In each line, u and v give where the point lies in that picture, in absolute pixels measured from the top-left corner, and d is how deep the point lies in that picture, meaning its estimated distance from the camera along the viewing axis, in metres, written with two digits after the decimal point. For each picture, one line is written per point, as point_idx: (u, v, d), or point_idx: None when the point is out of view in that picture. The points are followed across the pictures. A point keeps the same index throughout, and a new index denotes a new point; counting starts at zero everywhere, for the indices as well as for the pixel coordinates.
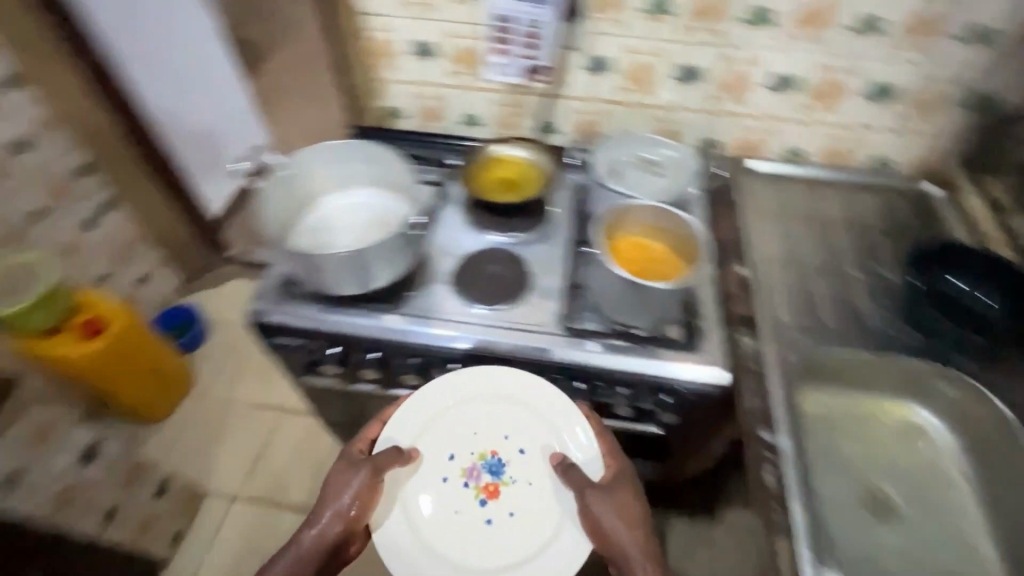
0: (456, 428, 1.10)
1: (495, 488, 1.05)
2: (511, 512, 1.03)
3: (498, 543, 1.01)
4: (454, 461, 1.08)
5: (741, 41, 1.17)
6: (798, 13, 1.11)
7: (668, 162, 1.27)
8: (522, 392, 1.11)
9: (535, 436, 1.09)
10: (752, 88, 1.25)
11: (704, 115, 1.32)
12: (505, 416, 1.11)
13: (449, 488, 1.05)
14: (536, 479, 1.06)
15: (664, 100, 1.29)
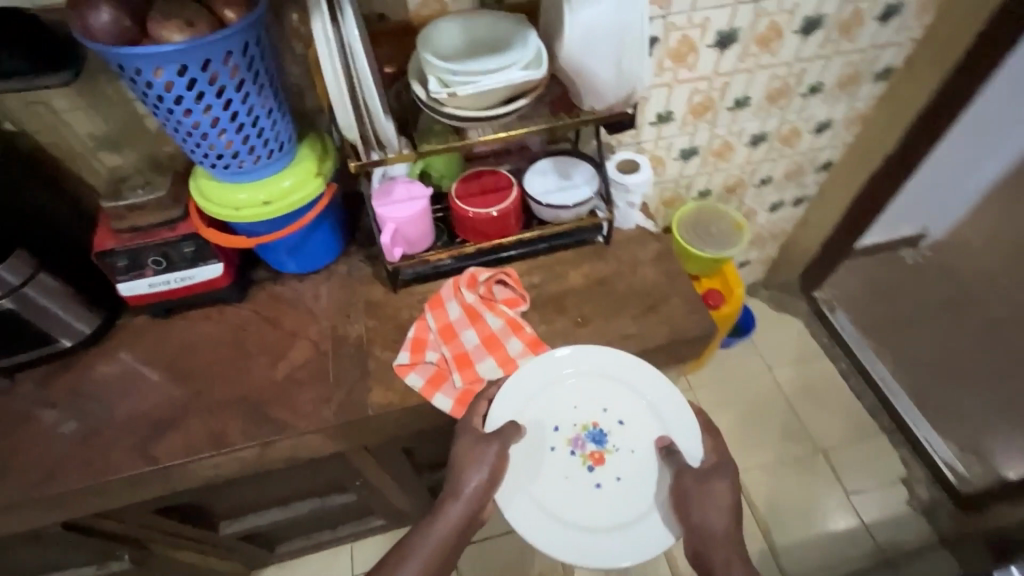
0: (569, 414, 0.83)
1: (602, 456, 0.82)
2: (619, 477, 0.81)
3: (608, 509, 0.79)
4: (560, 433, 0.83)
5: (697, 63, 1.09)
6: None
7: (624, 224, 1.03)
8: (614, 367, 0.85)
9: (640, 423, 0.83)
10: (774, 56, 1.14)
11: (718, 166, 1.39)
12: (608, 393, 0.85)
13: (558, 462, 0.81)
14: (639, 449, 0.82)
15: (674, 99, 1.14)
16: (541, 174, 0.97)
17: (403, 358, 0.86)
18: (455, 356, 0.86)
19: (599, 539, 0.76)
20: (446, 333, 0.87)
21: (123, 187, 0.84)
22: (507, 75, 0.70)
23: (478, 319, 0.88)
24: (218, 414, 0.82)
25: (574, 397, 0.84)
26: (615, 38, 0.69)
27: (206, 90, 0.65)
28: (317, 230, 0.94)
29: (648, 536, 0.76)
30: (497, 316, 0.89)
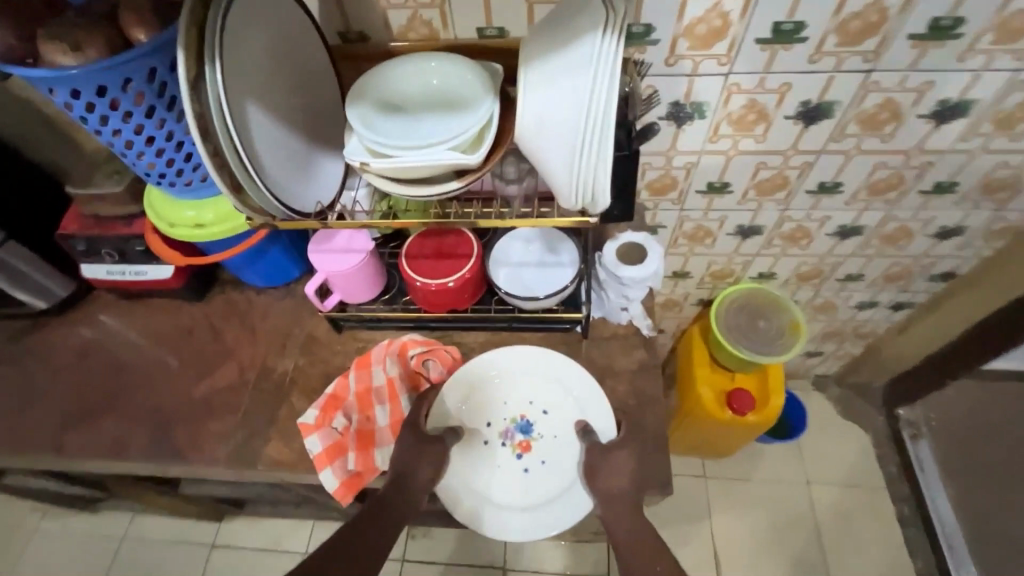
0: (499, 411, 0.79)
1: (530, 444, 0.77)
2: (545, 461, 0.76)
3: (530, 495, 0.73)
4: (492, 427, 0.78)
5: (771, 134, 0.85)
6: (738, 42, 0.71)
7: (613, 316, 0.85)
8: (548, 361, 0.80)
9: (567, 400, 0.78)
10: (885, 144, 0.85)
11: (787, 251, 1.12)
12: (539, 383, 0.80)
13: (488, 453, 0.76)
14: (566, 431, 0.77)
15: (728, 168, 0.91)
16: (522, 247, 0.83)
17: (309, 419, 0.77)
18: (360, 432, 0.78)
19: (524, 519, 0.72)
20: (362, 402, 0.79)
21: (93, 174, 0.83)
22: (432, 152, 0.56)
23: (399, 399, 0.79)
24: (132, 421, 0.83)
25: (512, 392, 0.79)
26: (572, 127, 0.50)
27: (108, 115, 0.59)
28: (271, 247, 0.89)
29: (569, 510, 0.72)
30: (415, 397, 0.81)
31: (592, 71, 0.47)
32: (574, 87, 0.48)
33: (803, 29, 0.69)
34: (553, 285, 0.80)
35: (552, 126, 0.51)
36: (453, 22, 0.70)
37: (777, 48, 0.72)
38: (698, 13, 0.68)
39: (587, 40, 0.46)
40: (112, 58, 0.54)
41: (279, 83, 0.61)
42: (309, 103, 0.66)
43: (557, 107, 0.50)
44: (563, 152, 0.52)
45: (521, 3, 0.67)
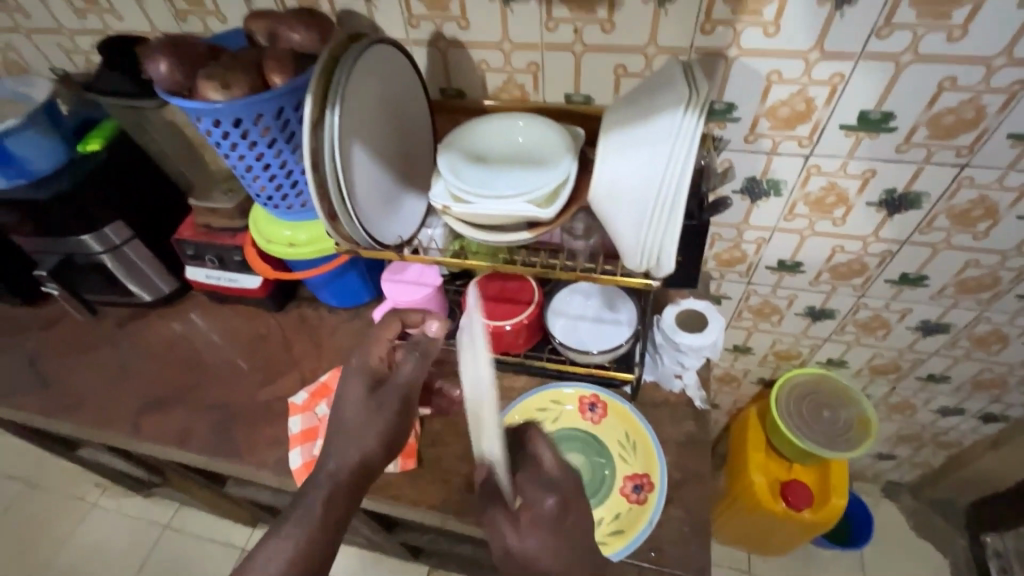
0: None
1: None
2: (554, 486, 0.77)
3: None
4: None
5: (851, 218, 0.83)
6: (821, 126, 0.72)
7: (665, 382, 0.84)
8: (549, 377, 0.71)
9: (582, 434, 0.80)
10: (982, 241, 0.80)
11: (862, 339, 1.06)
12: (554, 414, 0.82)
13: None
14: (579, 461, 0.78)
15: (804, 246, 0.90)
16: (580, 301, 0.85)
17: (315, 450, 0.82)
18: None
19: None
20: None
21: (210, 189, 0.95)
22: (508, 202, 0.60)
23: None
24: (199, 414, 0.89)
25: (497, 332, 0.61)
26: (642, 195, 0.52)
27: (239, 142, 0.68)
28: (350, 273, 0.95)
29: None
30: None
31: (666, 148, 0.49)
32: (646, 159, 0.51)
33: (891, 120, 0.69)
34: (606, 342, 0.80)
35: (622, 192, 0.53)
36: (544, 85, 0.76)
37: (863, 135, 0.71)
38: (783, 96, 0.69)
39: (665, 120, 0.49)
40: (252, 97, 0.63)
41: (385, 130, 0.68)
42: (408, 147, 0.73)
43: (628, 175, 0.52)
44: (630, 218, 0.54)
45: (610, 73, 0.72)
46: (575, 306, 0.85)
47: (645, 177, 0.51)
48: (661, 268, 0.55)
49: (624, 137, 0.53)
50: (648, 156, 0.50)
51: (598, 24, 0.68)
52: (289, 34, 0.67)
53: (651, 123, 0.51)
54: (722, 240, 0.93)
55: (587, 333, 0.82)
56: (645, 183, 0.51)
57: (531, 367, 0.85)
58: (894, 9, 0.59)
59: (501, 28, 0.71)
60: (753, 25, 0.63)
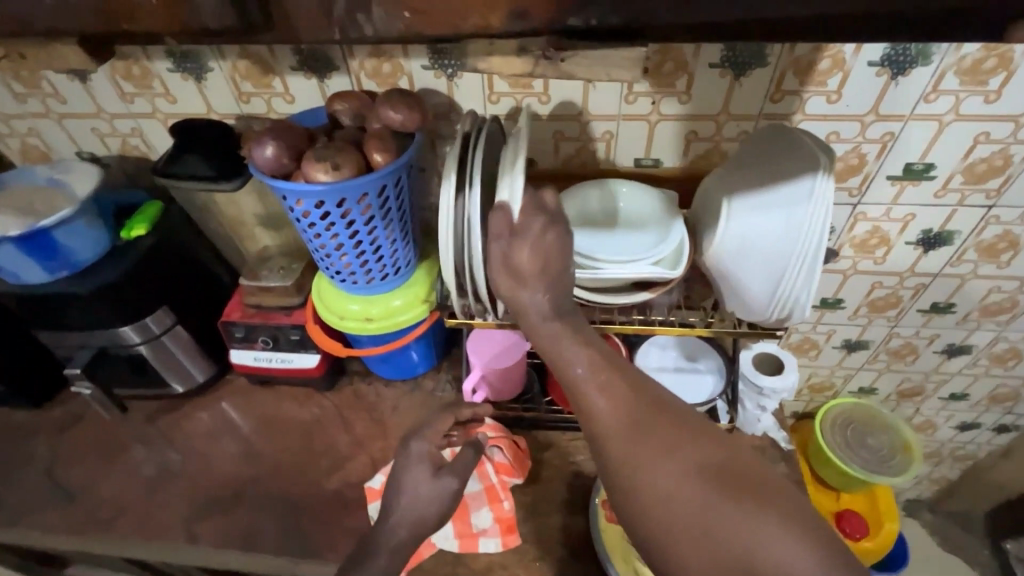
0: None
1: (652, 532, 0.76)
2: None
3: None
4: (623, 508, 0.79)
5: (891, 256, 0.90)
6: (870, 178, 0.79)
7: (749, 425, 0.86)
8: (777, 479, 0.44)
9: None
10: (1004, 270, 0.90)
11: (892, 366, 1.13)
12: None
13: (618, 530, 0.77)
14: None
15: (846, 284, 0.97)
16: (659, 354, 0.86)
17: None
18: None
19: None
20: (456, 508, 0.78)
21: (261, 267, 0.90)
22: (633, 266, 0.62)
23: (496, 501, 0.78)
24: (263, 511, 0.82)
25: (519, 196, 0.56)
26: (783, 251, 0.55)
27: (337, 221, 0.67)
28: (413, 344, 0.92)
29: None
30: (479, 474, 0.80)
31: (808, 209, 0.53)
32: (787, 218, 0.54)
33: (932, 170, 0.77)
34: (695, 395, 0.81)
35: (760, 249, 0.56)
36: (616, 151, 0.80)
37: (907, 183, 0.79)
38: (840, 153, 0.76)
39: (803, 182, 0.53)
40: (361, 176, 0.63)
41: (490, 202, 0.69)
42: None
43: (767, 233, 0.55)
44: (768, 274, 0.57)
45: (682, 138, 0.77)
46: (655, 360, 0.86)
47: (786, 235, 0.54)
48: (796, 317, 0.59)
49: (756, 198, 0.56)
50: (789, 216, 0.54)
51: (676, 95, 0.73)
52: (389, 112, 0.67)
53: (786, 185, 0.54)
54: None
55: (673, 386, 0.83)
56: (787, 241, 0.54)
57: None
58: (940, 79, 0.68)
59: (581, 101, 0.75)
60: (818, 93, 0.71)
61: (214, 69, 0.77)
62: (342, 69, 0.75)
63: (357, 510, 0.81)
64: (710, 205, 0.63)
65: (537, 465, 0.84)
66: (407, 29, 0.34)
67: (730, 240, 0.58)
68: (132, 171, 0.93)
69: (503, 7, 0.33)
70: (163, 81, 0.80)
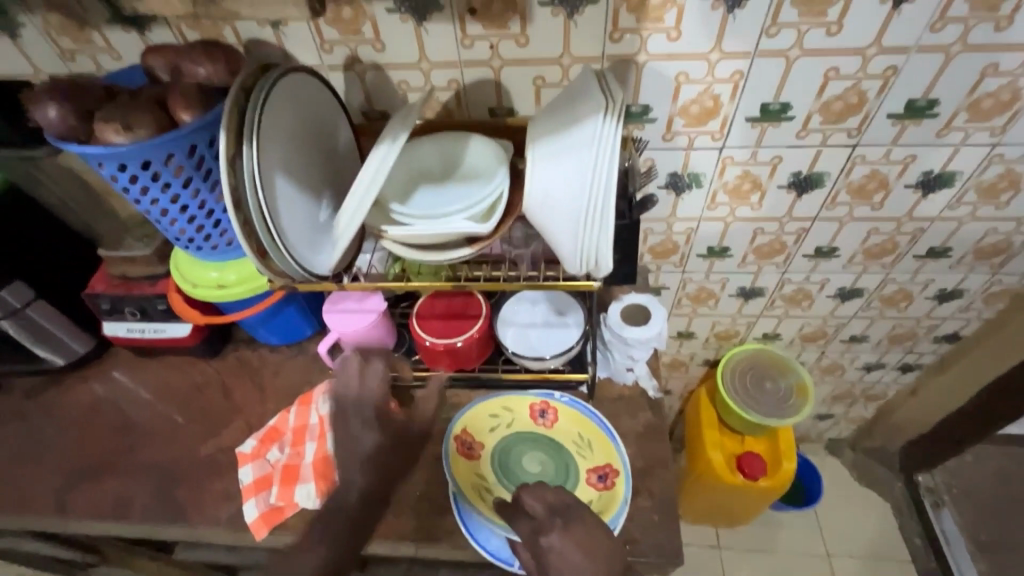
0: (505, 467, 0.80)
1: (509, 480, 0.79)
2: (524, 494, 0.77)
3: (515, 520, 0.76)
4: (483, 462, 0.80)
5: (768, 201, 0.89)
6: (729, 120, 0.77)
7: (619, 376, 0.86)
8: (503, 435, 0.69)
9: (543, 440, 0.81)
10: (880, 211, 0.89)
11: (789, 313, 1.14)
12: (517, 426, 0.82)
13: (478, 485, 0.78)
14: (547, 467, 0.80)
15: (731, 230, 0.95)
16: (529, 310, 0.86)
17: (270, 498, 0.78)
18: (287, 467, 0.81)
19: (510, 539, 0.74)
20: (323, 469, 0.79)
21: (122, 237, 0.88)
22: (448, 220, 0.60)
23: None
24: (137, 480, 0.83)
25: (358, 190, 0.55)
26: (578, 201, 0.53)
27: (149, 185, 0.64)
28: (288, 308, 0.90)
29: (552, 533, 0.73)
30: None
31: (595, 154, 0.51)
32: (577, 164, 0.52)
33: (790, 110, 0.75)
34: (558, 348, 0.82)
35: (558, 199, 0.55)
36: (468, 100, 0.77)
37: (766, 124, 0.77)
38: (692, 95, 0.73)
39: (589, 127, 0.51)
40: (158, 135, 0.60)
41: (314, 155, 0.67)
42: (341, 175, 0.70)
43: (562, 181, 0.54)
44: (570, 225, 0.55)
45: (530, 84, 0.74)
46: (524, 314, 0.86)
47: (579, 183, 0.53)
48: (605, 269, 0.58)
49: (552, 145, 0.54)
50: (580, 163, 0.52)
51: (513, 38, 0.69)
52: (193, 68, 0.65)
53: (577, 130, 0.52)
54: (658, 236, 0.97)
55: (540, 340, 0.83)
56: (580, 189, 0.53)
57: (486, 381, 0.85)
58: (778, 10, 0.64)
59: (418, 48, 0.71)
60: (657, 31, 0.67)
61: (26, 24, 0.72)
62: (160, 20, 0.70)
63: (228, 475, 0.82)
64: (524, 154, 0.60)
65: None
66: None
67: (531, 191, 0.56)
68: None
69: None
70: None
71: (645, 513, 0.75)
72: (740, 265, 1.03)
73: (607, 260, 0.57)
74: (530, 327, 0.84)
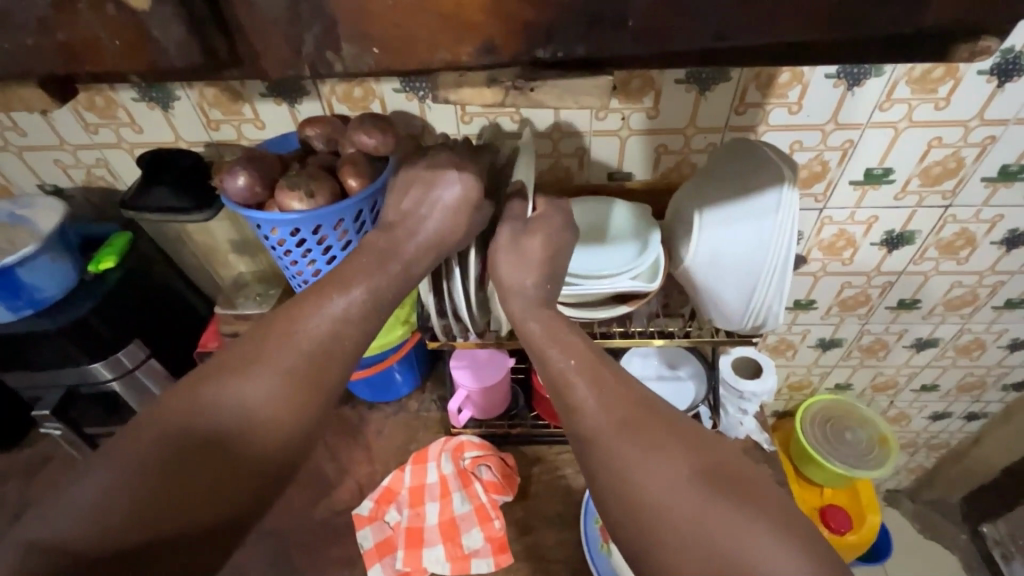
0: None
1: None
2: None
3: None
4: None
5: (859, 256, 0.93)
6: (833, 183, 0.82)
7: (732, 430, 0.87)
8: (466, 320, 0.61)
9: None
10: (963, 266, 0.94)
11: (864, 363, 1.17)
12: None
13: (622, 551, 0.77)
14: None
15: (820, 283, 0.99)
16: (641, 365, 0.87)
17: (397, 563, 0.76)
18: (410, 530, 0.78)
19: None
20: (448, 533, 0.77)
21: (237, 296, 0.89)
22: (614, 281, 0.63)
23: (487, 520, 0.78)
24: (248, 548, 0.80)
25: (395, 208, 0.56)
26: (755, 264, 0.57)
27: (314, 248, 0.66)
28: (396, 365, 0.91)
29: None
30: (468, 497, 0.80)
31: (777, 223, 0.55)
32: (756, 231, 0.56)
33: (892, 174, 0.81)
34: (677, 402, 0.83)
35: (732, 262, 0.58)
36: (589, 165, 0.82)
37: (869, 186, 0.82)
38: (803, 161, 0.79)
39: (769, 197, 0.55)
40: (337, 202, 0.63)
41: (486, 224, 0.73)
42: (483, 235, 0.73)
43: (739, 246, 0.57)
44: (743, 286, 0.59)
45: (652, 152, 0.79)
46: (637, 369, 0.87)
47: (758, 248, 0.56)
48: (771, 326, 0.61)
49: (726, 213, 0.58)
50: (760, 230, 0.56)
51: (644, 111, 0.75)
52: (362, 138, 0.66)
53: (754, 198, 0.56)
54: None
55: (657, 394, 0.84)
56: (759, 254, 0.57)
57: None
58: (893, 88, 0.71)
59: (553, 119, 0.76)
60: (780, 105, 0.73)
61: (181, 97, 0.76)
62: (313, 94, 0.75)
63: (344, 540, 0.80)
64: (683, 217, 0.64)
65: (526, 481, 0.83)
66: (376, 64, 0.35)
67: (702, 255, 0.60)
68: (97, 202, 0.90)
69: (473, 41, 0.33)
70: (127, 111, 0.78)
71: None
72: (824, 317, 1.06)
73: (773, 317, 0.61)
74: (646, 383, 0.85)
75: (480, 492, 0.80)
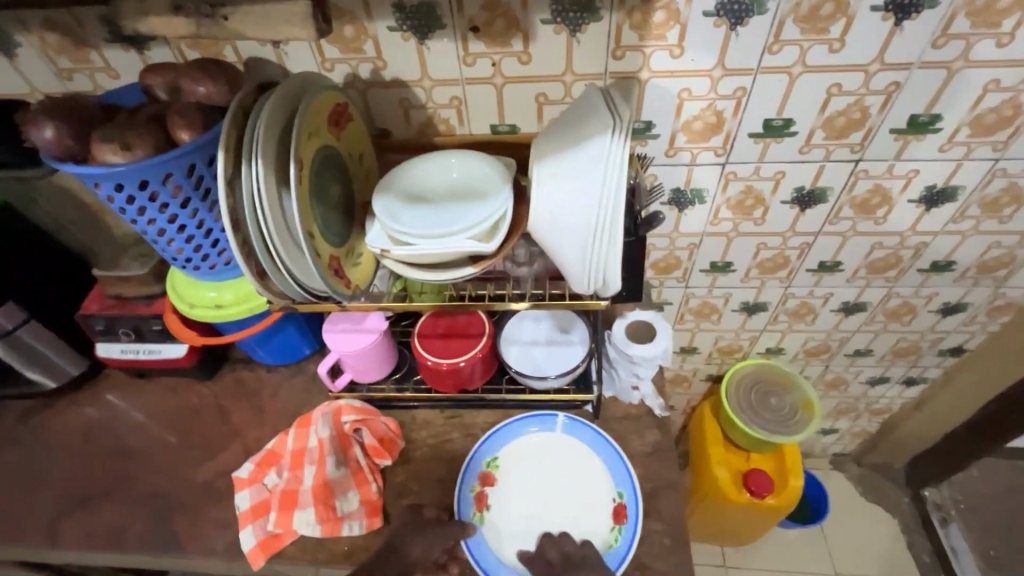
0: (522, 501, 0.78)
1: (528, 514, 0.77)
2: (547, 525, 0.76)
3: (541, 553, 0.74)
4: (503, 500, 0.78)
5: (772, 216, 0.88)
6: (731, 136, 0.77)
7: (625, 393, 0.84)
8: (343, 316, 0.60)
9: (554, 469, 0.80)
10: (883, 226, 0.89)
11: (794, 327, 1.13)
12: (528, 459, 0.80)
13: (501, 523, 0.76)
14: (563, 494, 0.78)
15: (736, 244, 0.94)
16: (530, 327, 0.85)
17: (269, 525, 0.75)
18: (285, 493, 0.77)
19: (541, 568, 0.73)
20: (321, 496, 0.76)
21: (118, 257, 0.86)
22: (451, 240, 0.59)
23: (364, 483, 0.77)
24: (132, 509, 0.80)
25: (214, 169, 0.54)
26: (587, 221, 0.53)
27: (147, 206, 0.63)
28: (286, 328, 0.88)
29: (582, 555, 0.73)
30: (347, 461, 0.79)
31: (605, 175, 0.51)
32: (585, 185, 0.52)
33: (793, 125, 0.75)
34: (564, 367, 0.81)
35: (567, 220, 0.54)
36: (469, 118, 0.77)
37: (770, 139, 0.77)
38: (694, 111, 0.73)
39: (597, 146, 0.51)
40: (158, 155, 0.59)
41: (325, 180, 0.63)
42: (348, 192, 0.68)
43: (570, 201, 0.53)
44: (579, 246, 0.55)
45: (532, 102, 0.74)
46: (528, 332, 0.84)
47: (588, 203, 0.52)
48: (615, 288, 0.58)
49: (558, 166, 0.54)
50: (590, 184, 0.52)
51: (515, 56, 0.69)
52: (194, 87, 0.63)
53: (584, 149, 0.52)
54: (663, 255, 0.97)
55: (545, 359, 0.81)
56: (590, 211, 0.53)
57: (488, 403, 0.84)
58: (780, 28, 0.64)
59: (419, 66, 0.71)
60: (659, 48, 0.67)
61: (23, 44, 0.71)
62: (159, 39, 0.70)
63: (225, 503, 0.80)
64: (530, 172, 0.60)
65: (409, 445, 0.82)
66: None
67: (537, 214, 0.55)
68: None
69: None
70: None
71: (655, 537, 0.74)
72: (745, 279, 1.02)
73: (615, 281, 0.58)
74: (535, 346, 0.83)
75: (359, 456, 0.79)
